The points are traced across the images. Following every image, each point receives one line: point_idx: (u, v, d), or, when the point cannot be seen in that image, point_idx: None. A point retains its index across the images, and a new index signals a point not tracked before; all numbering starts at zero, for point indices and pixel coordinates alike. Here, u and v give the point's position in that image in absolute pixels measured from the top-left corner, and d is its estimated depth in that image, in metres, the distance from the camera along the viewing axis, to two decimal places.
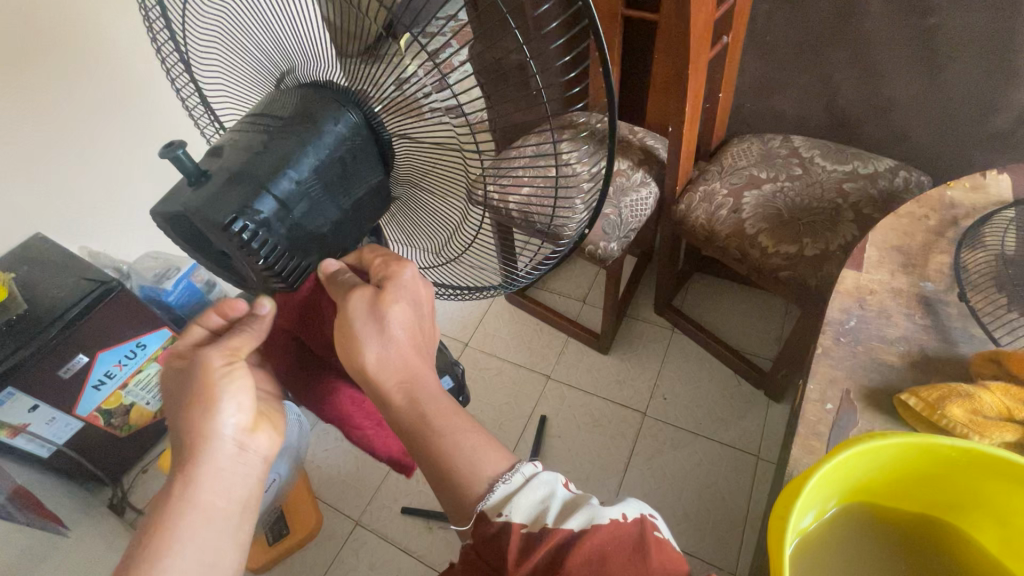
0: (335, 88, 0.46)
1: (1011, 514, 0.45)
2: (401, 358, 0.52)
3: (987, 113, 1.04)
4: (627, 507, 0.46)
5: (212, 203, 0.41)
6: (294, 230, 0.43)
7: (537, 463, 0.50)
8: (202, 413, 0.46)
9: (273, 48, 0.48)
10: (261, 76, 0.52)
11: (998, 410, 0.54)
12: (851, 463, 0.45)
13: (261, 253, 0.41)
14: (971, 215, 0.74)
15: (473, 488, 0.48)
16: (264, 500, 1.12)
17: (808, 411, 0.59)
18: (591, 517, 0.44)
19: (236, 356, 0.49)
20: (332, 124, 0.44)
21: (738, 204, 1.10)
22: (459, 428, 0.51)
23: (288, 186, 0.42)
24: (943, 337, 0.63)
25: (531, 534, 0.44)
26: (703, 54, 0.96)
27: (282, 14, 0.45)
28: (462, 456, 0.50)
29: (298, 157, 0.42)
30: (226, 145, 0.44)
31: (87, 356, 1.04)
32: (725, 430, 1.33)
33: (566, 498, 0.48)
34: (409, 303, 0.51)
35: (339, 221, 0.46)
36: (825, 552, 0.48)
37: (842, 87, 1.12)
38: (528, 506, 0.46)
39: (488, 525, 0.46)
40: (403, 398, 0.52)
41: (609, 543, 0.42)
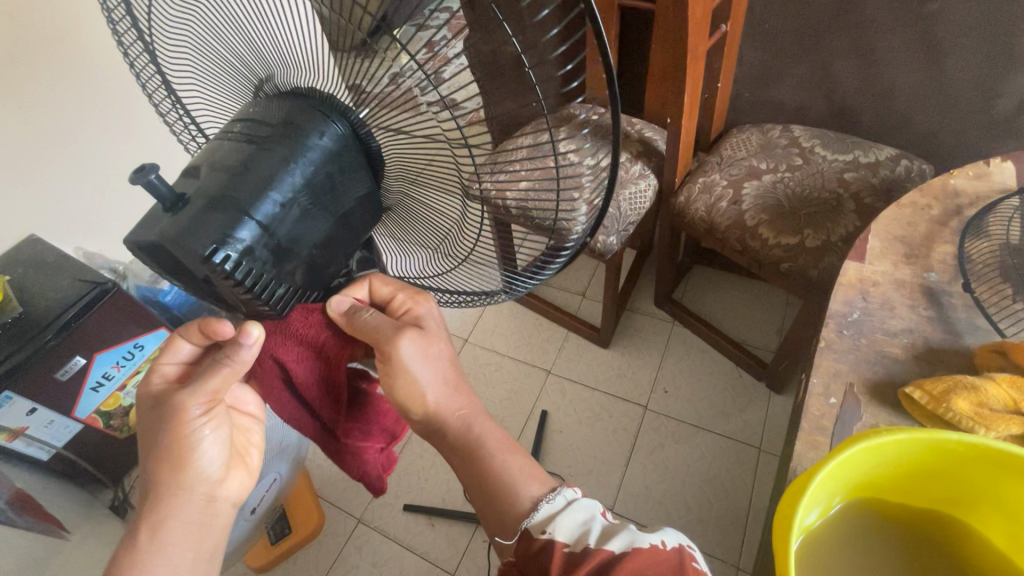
0: (317, 97, 0.44)
1: (1019, 506, 0.45)
2: (449, 386, 0.54)
3: (990, 99, 1.02)
4: (667, 534, 0.47)
5: (191, 233, 0.40)
6: (278, 253, 0.42)
7: (576, 489, 0.53)
8: (178, 461, 0.49)
9: (250, 54, 0.47)
10: (238, 83, 0.51)
11: (1004, 403, 0.53)
12: (854, 461, 0.44)
13: (245, 280, 0.40)
14: (975, 203, 0.73)
15: (518, 504, 0.51)
16: (265, 500, 1.10)
17: (812, 406, 0.58)
18: (632, 539, 0.45)
19: (214, 406, 0.50)
20: (318, 137, 0.43)
21: (738, 195, 1.09)
22: (505, 450, 0.55)
23: (273, 209, 0.41)
24: (948, 328, 0.62)
25: (574, 551, 0.46)
26: (701, 43, 0.94)
27: (257, 19, 0.44)
28: (509, 477, 0.53)
29: (282, 176, 0.41)
30: (204, 164, 0.43)
31: (84, 359, 1.02)
32: (727, 423, 1.33)
33: (604, 523, 0.49)
34: (445, 338, 0.54)
35: (327, 240, 0.45)
36: (829, 551, 0.47)
37: (843, 75, 1.11)
38: (571, 526, 0.48)
39: (532, 542, 0.48)
40: (459, 423, 0.55)
41: (649, 567, 0.43)
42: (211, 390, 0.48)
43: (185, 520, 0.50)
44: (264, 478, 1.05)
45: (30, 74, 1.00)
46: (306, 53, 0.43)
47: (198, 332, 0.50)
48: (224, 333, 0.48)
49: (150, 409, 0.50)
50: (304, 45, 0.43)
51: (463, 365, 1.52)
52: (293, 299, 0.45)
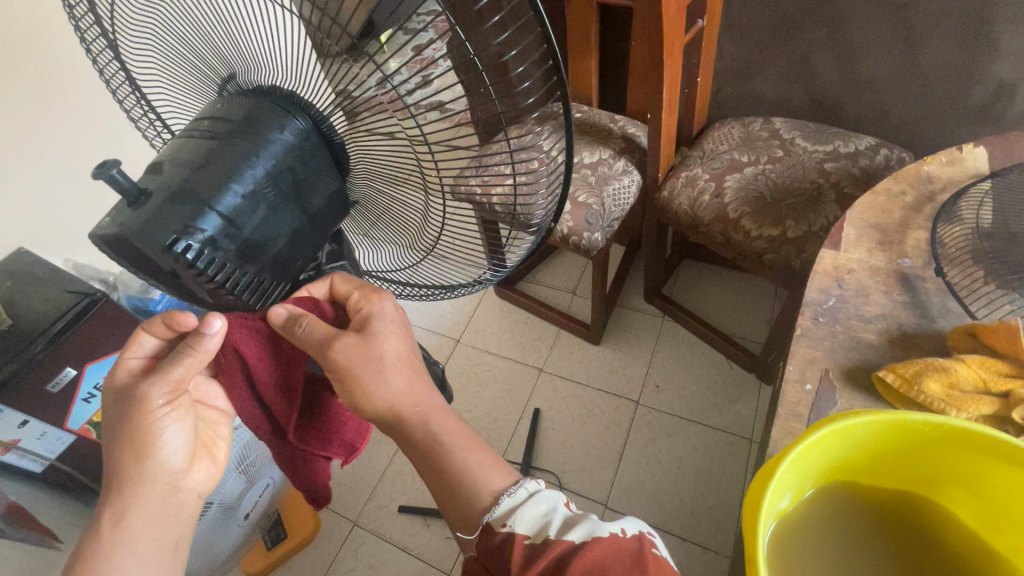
0: (278, 94, 0.45)
1: (985, 484, 0.46)
2: (404, 387, 0.53)
3: (966, 86, 1.03)
4: (627, 524, 0.49)
5: (153, 225, 0.40)
6: (243, 247, 0.42)
7: (540, 481, 0.53)
8: (139, 450, 0.50)
9: (211, 52, 0.48)
10: (205, 84, 0.51)
11: (974, 383, 0.54)
12: (824, 443, 0.45)
13: (211, 271, 0.41)
14: (948, 189, 0.74)
15: (479, 499, 0.51)
16: (258, 506, 1.10)
17: (788, 393, 0.59)
18: (591, 530, 0.47)
19: (178, 398, 0.51)
20: (279, 132, 0.43)
21: (720, 188, 1.10)
22: (468, 445, 0.54)
23: (235, 201, 0.42)
24: (922, 312, 0.63)
25: (534, 544, 0.47)
26: (678, 39, 0.95)
27: (213, 15, 0.44)
28: (469, 472, 0.53)
29: (242, 169, 0.42)
30: (166, 160, 0.43)
31: (74, 370, 0.89)
32: (719, 415, 1.33)
33: (567, 514, 0.50)
34: (397, 334, 0.53)
35: (292, 234, 0.45)
36: (803, 534, 0.48)
37: (821, 66, 1.12)
38: (532, 518, 0.49)
39: (493, 535, 0.49)
40: (415, 421, 0.54)
41: (609, 555, 0.45)
42: (173, 379, 0.49)
43: (146, 509, 0.50)
44: (256, 483, 1.05)
45: (11, 84, 0.95)
46: (267, 50, 0.44)
47: (159, 325, 0.51)
48: (188, 324, 0.50)
49: (115, 402, 0.51)
50: (264, 43, 0.44)
51: (456, 366, 1.52)
52: (261, 290, 0.46)
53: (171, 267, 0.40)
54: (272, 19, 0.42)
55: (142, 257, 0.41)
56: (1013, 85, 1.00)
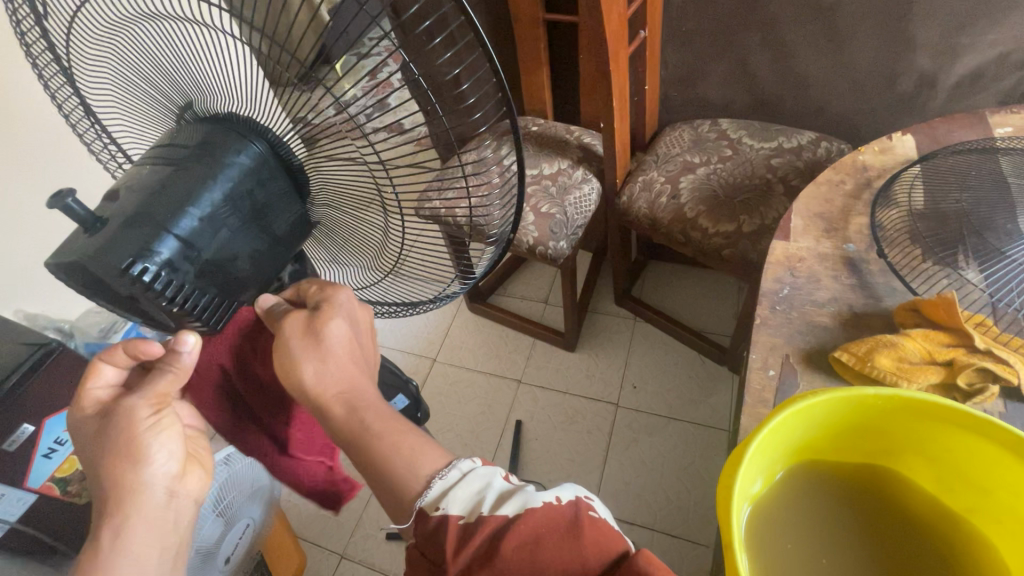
0: (235, 120, 0.45)
1: (939, 449, 0.49)
2: (338, 371, 0.50)
3: (893, 79, 1.10)
4: (562, 490, 0.44)
5: (110, 248, 0.39)
6: (201, 269, 0.42)
7: (474, 457, 0.48)
8: (127, 465, 0.43)
9: (167, 83, 0.47)
10: (162, 113, 0.50)
11: (921, 355, 0.57)
12: (789, 425, 0.47)
13: (173, 296, 0.41)
14: (882, 175, 0.79)
15: (410, 487, 0.46)
16: (238, 549, 1.03)
17: (754, 380, 0.61)
18: (525, 502, 0.42)
19: (163, 403, 0.46)
20: (235, 155, 0.44)
21: (676, 189, 1.14)
22: (397, 430, 0.49)
23: (192, 224, 0.41)
24: (869, 293, 0.66)
25: (468, 524, 0.42)
26: (622, 51, 0.99)
27: (166, 45, 0.44)
28: (398, 458, 0.47)
29: (199, 193, 0.42)
30: (123, 187, 0.43)
31: (32, 426, 0.83)
32: (695, 410, 1.36)
33: (503, 487, 0.45)
34: (346, 321, 0.51)
35: (253, 255, 0.46)
36: (778, 513, 0.49)
37: (759, 69, 1.17)
38: (464, 498, 0.44)
39: (427, 521, 0.43)
40: (343, 410, 0.50)
41: (544, 526, 0.40)
42: (159, 389, 0.46)
43: (150, 525, 0.44)
44: (235, 525, 1.01)
45: None
46: (222, 80, 0.44)
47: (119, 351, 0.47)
48: (153, 352, 0.46)
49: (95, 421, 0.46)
50: (220, 73, 0.44)
51: (434, 385, 1.52)
52: (225, 312, 0.45)
53: (127, 291, 0.40)
54: (224, 50, 0.42)
55: (99, 283, 0.40)
56: (934, 76, 1.07)
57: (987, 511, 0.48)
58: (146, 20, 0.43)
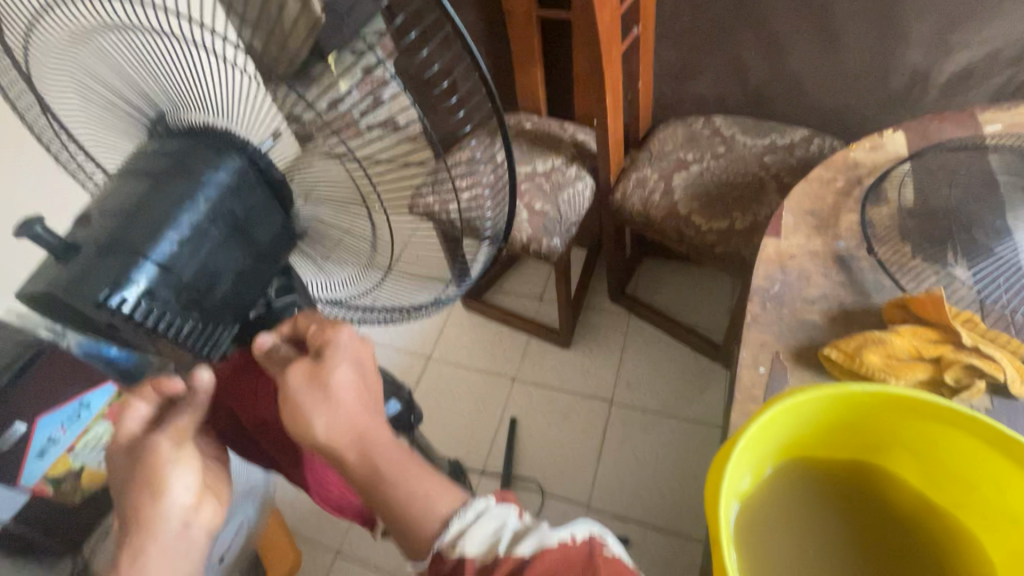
0: (210, 133, 0.43)
1: (925, 445, 0.49)
2: (349, 416, 0.46)
3: (885, 76, 1.10)
4: (576, 526, 0.43)
5: (83, 280, 0.37)
6: (182, 294, 0.39)
7: (490, 495, 0.46)
8: (149, 497, 0.44)
9: (137, 94, 0.45)
10: (131, 126, 0.47)
11: (909, 351, 0.58)
12: (778, 421, 0.47)
13: (155, 323, 0.38)
14: (873, 172, 0.79)
15: (423, 529, 0.44)
16: (233, 546, 1.04)
17: (744, 377, 0.62)
18: (541, 540, 0.42)
19: (184, 438, 0.47)
20: (212, 171, 0.41)
21: (669, 186, 1.14)
22: (414, 473, 0.47)
23: (170, 248, 0.39)
24: (859, 290, 0.67)
25: (484, 565, 0.41)
26: (615, 47, 0.98)
27: (131, 56, 0.42)
28: (413, 502, 0.45)
29: (176, 215, 0.39)
30: (96, 211, 0.40)
31: (24, 425, 0.81)
32: (689, 407, 1.37)
33: (517, 528, 0.43)
34: (350, 363, 0.48)
35: (236, 274, 0.43)
36: (768, 509, 0.50)
37: (752, 65, 1.17)
38: (481, 538, 0.43)
39: (444, 561, 0.43)
40: (358, 457, 0.46)
41: (561, 565, 0.40)
42: (179, 426, 0.47)
43: (167, 557, 0.43)
44: (229, 523, 1.01)
45: None
46: (189, 90, 0.42)
47: (147, 389, 0.49)
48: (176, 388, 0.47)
49: (122, 458, 0.47)
50: (194, 87, 0.42)
51: (429, 383, 1.52)
52: (211, 337, 0.43)
53: (107, 321, 0.37)
54: (191, 60, 0.40)
55: (77, 315, 0.38)
56: (925, 72, 1.08)
57: (974, 507, 0.48)
58: (107, 31, 0.40)
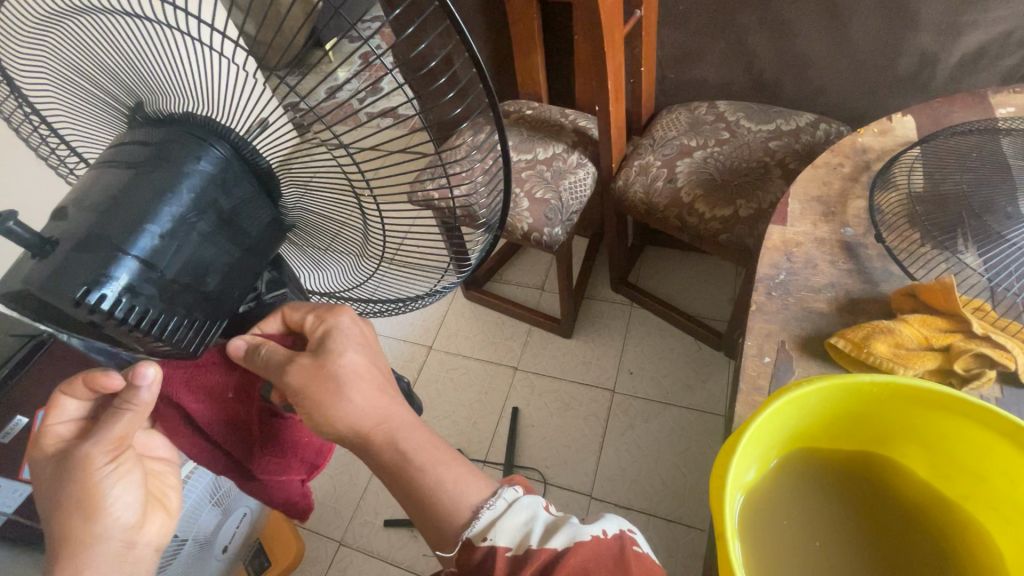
0: (191, 121, 0.41)
1: (936, 437, 0.48)
2: (371, 404, 0.49)
3: (894, 59, 1.08)
4: (606, 523, 0.47)
5: (60, 277, 0.35)
6: (168, 290, 0.38)
7: (517, 487, 0.49)
8: (84, 520, 0.44)
9: (116, 83, 0.42)
10: (114, 115, 0.45)
11: (918, 341, 0.57)
12: (783, 413, 0.46)
13: (139, 323, 0.36)
14: (881, 158, 0.77)
15: (456, 516, 0.47)
16: (236, 537, 1.05)
17: (748, 367, 0.61)
18: (573, 534, 0.44)
19: (121, 451, 0.45)
20: (195, 161, 0.39)
21: (673, 173, 1.12)
22: (441, 460, 0.50)
23: (152, 242, 0.37)
24: (866, 278, 0.66)
25: (517, 555, 0.44)
26: (617, 30, 0.96)
27: (109, 42, 0.40)
28: (444, 489, 0.48)
29: (157, 208, 0.37)
30: (72, 205, 0.38)
31: (26, 418, 0.79)
32: (692, 396, 1.36)
33: (548, 520, 0.47)
34: (358, 349, 0.49)
35: (224, 268, 0.41)
36: (775, 501, 0.49)
37: (758, 49, 1.15)
38: (512, 529, 0.46)
39: (473, 552, 0.45)
40: (383, 440, 0.49)
41: (593, 559, 0.43)
42: (116, 436, 0.43)
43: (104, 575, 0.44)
44: (231, 514, 1.01)
45: None
46: (170, 76, 0.40)
47: (80, 385, 0.44)
48: (114, 386, 0.42)
49: (54, 467, 0.44)
50: (173, 73, 0.39)
51: (430, 373, 1.51)
52: (200, 335, 0.41)
53: (89, 321, 0.35)
54: (169, 43, 0.38)
55: (54, 313, 0.36)
56: (935, 55, 1.05)
57: (982, 498, 0.48)
58: (78, 14, 0.39)
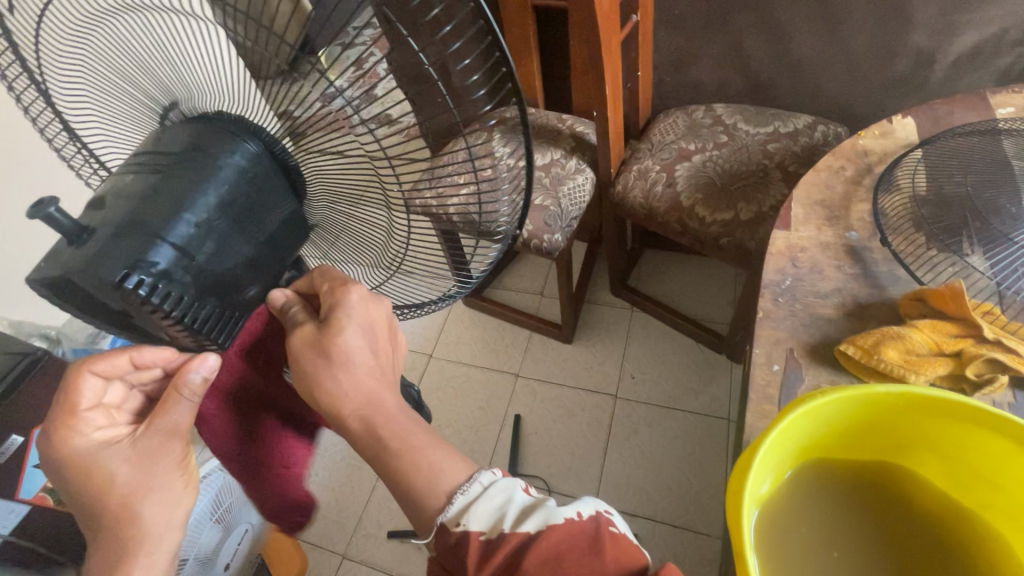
0: (226, 117, 0.40)
1: (953, 445, 0.47)
2: (357, 386, 0.47)
3: (889, 59, 1.08)
4: (582, 504, 0.43)
5: (99, 261, 0.35)
6: (201, 281, 0.37)
7: (496, 470, 0.46)
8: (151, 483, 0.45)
9: (153, 83, 0.43)
10: (147, 113, 0.45)
11: (929, 347, 0.56)
12: (798, 424, 0.46)
13: (171, 307, 0.36)
14: (883, 160, 0.77)
15: (430, 501, 0.45)
16: (238, 554, 1.01)
17: (758, 375, 0.60)
18: (546, 517, 0.41)
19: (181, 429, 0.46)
20: (230, 154, 0.38)
21: (672, 177, 1.11)
22: (420, 444, 0.47)
23: (188, 229, 0.36)
24: (873, 283, 0.65)
25: (489, 540, 0.41)
26: (613, 36, 0.96)
27: (152, 42, 0.40)
28: (419, 475, 0.46)
29: (193, 198, 0.37)
30: (110, 194, 0.37)
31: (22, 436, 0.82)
32: (695, 399, 1.36)
33: (525, 501, 0.44)
34: (359, 329, 0.47)
35: (255, 263, 0.41)
36: (791, 516, 0.48)
37: (754, 51, 1.15)
38: (487, 513, 0.43)
39: (447, 536, 0.43)
40: (359, 424, 0.47)
41: (564, 543, 0.40)
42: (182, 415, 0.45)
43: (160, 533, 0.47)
44: (232, 532, 0.99)
45: None
46: (210, 72, 0.41)
47: (118, 362, 0.45)
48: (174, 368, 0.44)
49: (122, 455, 0.45)
50: (214, 70, 0.40)
51: (430, 381, 1.50)
52: (233, 325, 0.41)
53: (120, 304, 0.35)
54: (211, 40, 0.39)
55: (90, 300, 0.36)
56: (931, 55, 1.05)
57: (1000, 507, 0.47)
58: (118, 14, 0.39)
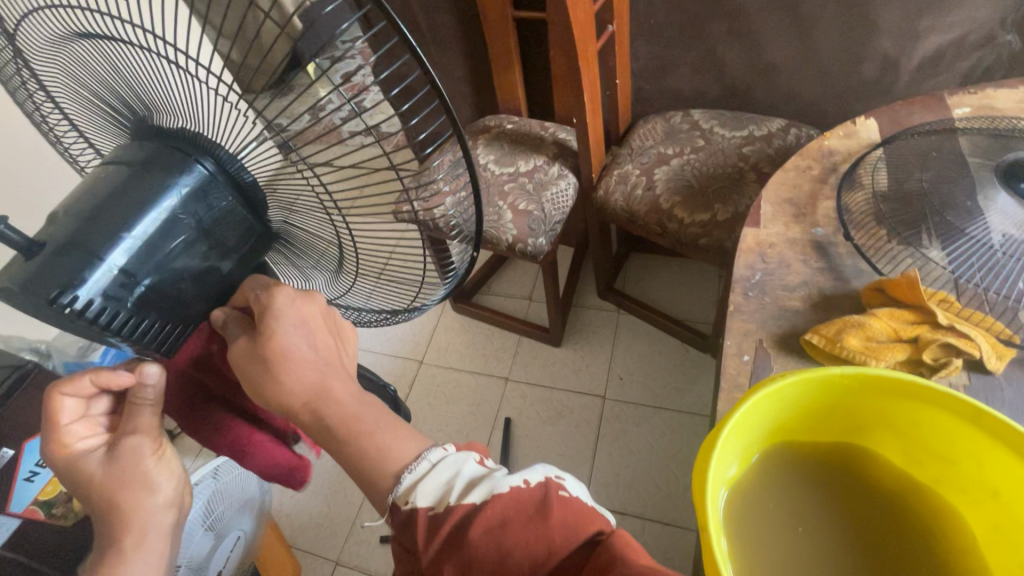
0: (181, 137, 0.43)
1: (907, 425, 0.50)
2: (302, 377, 0.46)
3: (857, 63, 1.12)
4: (529, 472, 0.40)
5: (42, 277, 0.37)
6: (143, 297, 0.40)
7: (447, 446, 0.44)
8: (135, 492, 0.48)
9: (112, 99, 0.44)
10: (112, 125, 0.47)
11: (887, 333, 0.59)
12: (762, 408, 0.48)
13: (112, 320, 0.39)
14: (848, 159, 0.80)
15: (381, 483, 0.43)
16: (229, 563, 1.01)
17: (729, 366, 0.62)
18: (490, 487, 0.39)
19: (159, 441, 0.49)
20: (177, 176, 0.41)
21: (651, 181, 1.15)
22: (368, 428, 0.45)
23: (131, 248, 0.39)
24: (837, 275, 0.68)
25: (435, 513, 0.39)
26: (590, 46, 0.99)
27: (107, 63, 0.42)
28: (368, 457, 0.44)
29: (135, 217, 0.39)
30: (59, 210, 0.40)
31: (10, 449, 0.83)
32: (682, 398, 1.38)
33: (472, 472, 0.42)
34: (297, 326, 0.46)
35: (201, 275, 0.43)
36: (759, 495, 0.51)
37: (728, 58, 1.19)
38: (432, 488, 0.41)
39: (397, 512, 0.41)
40: (310, 417, 0.47)
41: (511, 508, 0.38)
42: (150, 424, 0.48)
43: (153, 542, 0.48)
44: (225, 539, 0.99)
45: None
46: (163, 94, 0.42)
47: (85, 383, 0.48)
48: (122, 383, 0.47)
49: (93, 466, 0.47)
50: (165, 94, 0.41)
51: (421, 387, 1.52)
52: (172, 335, 0.44)
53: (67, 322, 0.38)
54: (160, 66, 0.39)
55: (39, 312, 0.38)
56: (896, 59, 1.10)
57: (954, 483, 0.50)
58: (81, 39, 0.41)
